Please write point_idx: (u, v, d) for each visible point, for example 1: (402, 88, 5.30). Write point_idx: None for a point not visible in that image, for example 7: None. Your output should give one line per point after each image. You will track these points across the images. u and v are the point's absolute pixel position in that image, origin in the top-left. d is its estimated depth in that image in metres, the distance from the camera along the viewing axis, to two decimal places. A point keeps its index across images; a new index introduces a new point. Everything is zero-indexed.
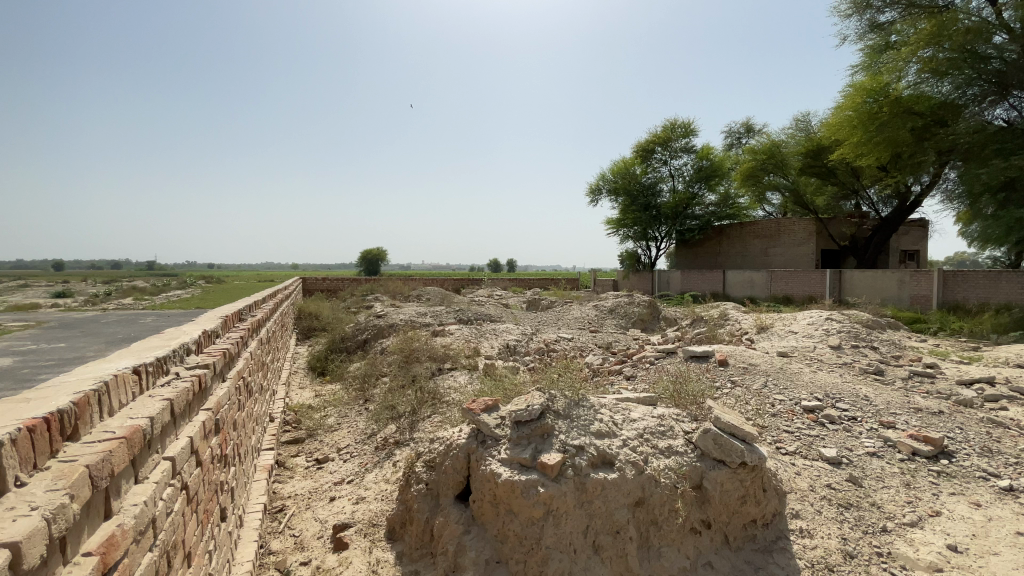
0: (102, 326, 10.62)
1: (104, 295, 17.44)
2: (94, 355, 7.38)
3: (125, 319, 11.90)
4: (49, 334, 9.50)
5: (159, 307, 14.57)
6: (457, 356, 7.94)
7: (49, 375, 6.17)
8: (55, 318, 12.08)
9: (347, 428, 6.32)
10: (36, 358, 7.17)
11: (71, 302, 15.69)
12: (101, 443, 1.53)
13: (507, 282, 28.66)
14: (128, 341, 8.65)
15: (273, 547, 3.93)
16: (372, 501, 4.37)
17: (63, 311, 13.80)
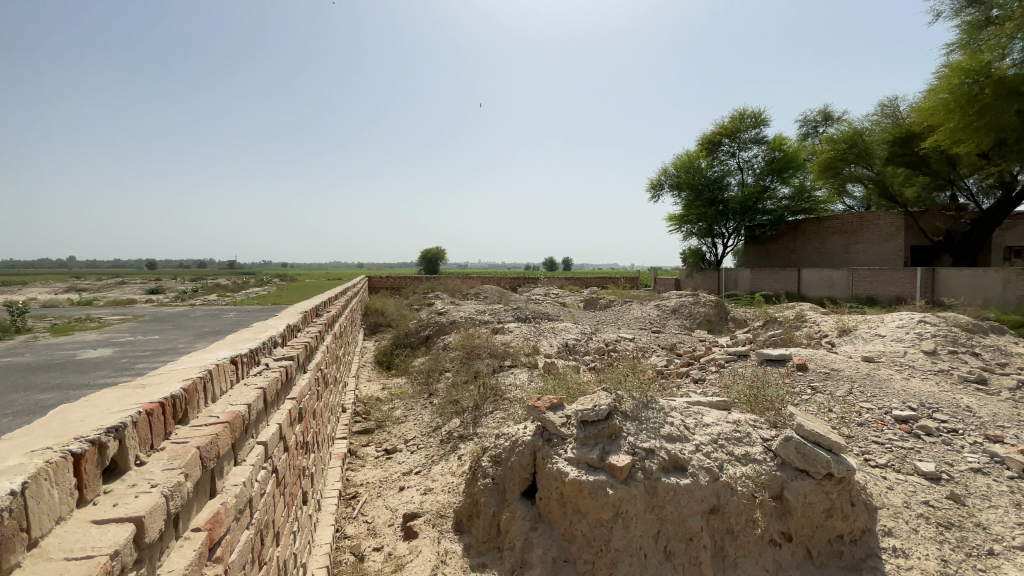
0: (191, 320, 11.60)
1: (193, 293, 19.15)
2: (185, 347, 8.08)
3: (211, 314, 12.96)
4: (146, 327, 10.50)
5: (238, 303, 15.73)
6: (516, 353, 7.97)
7: (150, 364, 6.84)
8: (151, 313, 13.35)
9: (413, 421, 6.52)
10: (138, 349, 7.96)
11: (165, 299, 17.31)
12: (206, 427, 1.66)
13: (566, 281, 28.45)
14: (213, 335, 9.40)
15: (348, 531, 4.13)
16: (440, 493, 4.47)
17: (158, 306, 15.25)
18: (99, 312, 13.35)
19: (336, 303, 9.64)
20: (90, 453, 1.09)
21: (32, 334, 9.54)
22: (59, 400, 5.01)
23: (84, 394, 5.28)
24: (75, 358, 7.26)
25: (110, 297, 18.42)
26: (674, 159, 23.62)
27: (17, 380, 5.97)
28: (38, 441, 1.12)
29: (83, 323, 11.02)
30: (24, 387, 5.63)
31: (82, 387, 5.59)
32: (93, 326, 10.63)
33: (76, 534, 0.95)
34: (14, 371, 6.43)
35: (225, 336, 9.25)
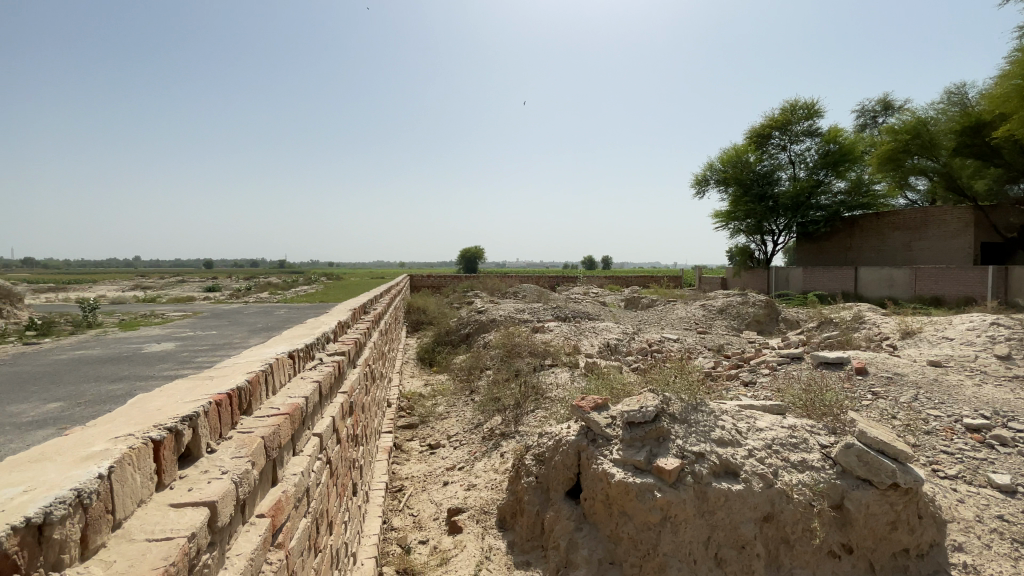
0: (245, 317, 12.20)
1: (246, 291, 20.17)
2: (240, 342, 8.50)
3: (263, 311, 13.57)
4: (205, 323, 11.13)
5: (288, 301, 16.41)
6: (557, 353, 7.93)
7: (209, 358, 7.23)
8: (209, 310, 14.14)
9: (455, 417, 6.59)
10: (198, 344, 8.43)
11: (222, 297, 18.28)
12: (267, 418, 1.73)
13: (607, 279, 28.10)
14: (266, 331, 9.86)
15: (395, 523, 4.23)
16: (483, 489, 4.51)
17: (215, 304, 16.08)
18: (163, 308, 14.26)
19: (379, 301, 9.88)
20: (167, 440, 1.16)
21: (105, 329, 10.29)
22: (129, 391, 5.37)
23: (150, 385, 5.66)
24: (141, 352, 7.77)
25: (172, 295, 19.63)
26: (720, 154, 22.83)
27: (92, 371, 6.46)
28: (123, 427, 1.20)
29: (149, 319, 11.78)
30: (98, 378, 6.08)
31: (148, 379, 5.99)
32: (157, 322, 11.33)
33: (157, 515, 1.01)
34: (89, 363, 6.95)
35: (276, 332, 9.68)
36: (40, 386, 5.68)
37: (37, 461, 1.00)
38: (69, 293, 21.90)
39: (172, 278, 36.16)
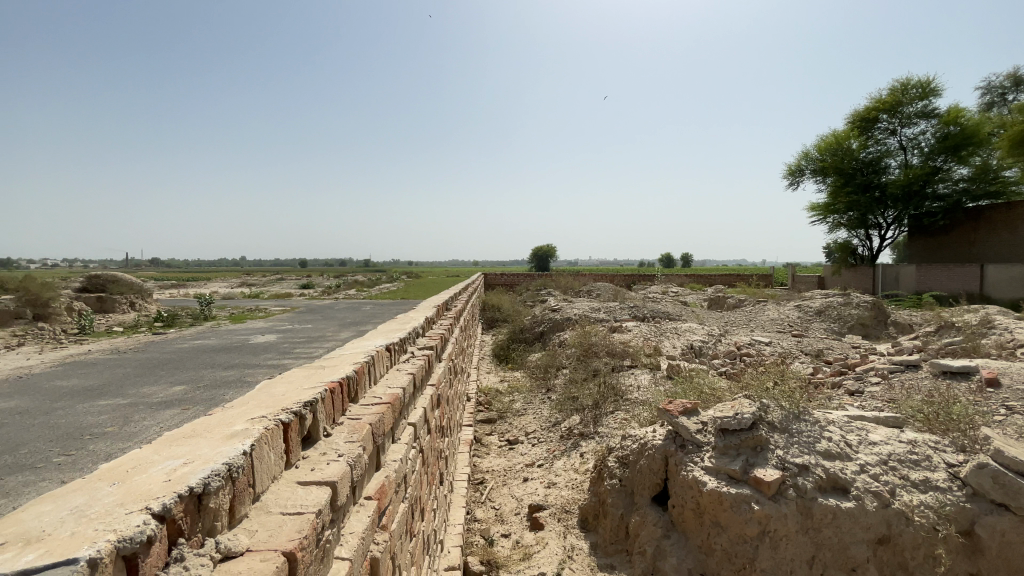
0: (335, 312, 13.09)
1: (336, 288, 21.68)
2: (331, 336, 9.10)
3: (350, 307, 14.45)
4: (300, 317, 12.09)
5: (373, 298, 17.36)
6: (636, 354, 7.72)
7: (305, 350, 7.81)
8: (304, 305, 15.32)
9: (533, 414, 6.62)
10: (295, 336, 9.14)
11: (313, 293, 19.72)
12: (372, 407, 1.84)
13: (688, 279, 26.89)
14: (353, 325, 10.51)
15: (478, 515, 4.33)
16: (563, 488, 4.48)
17: (308, 300, 17.38)
18: (265, 303, 15.68)
19: (457, 297, 10.17)
20: (293, 423, 1.26)
21: (218, 321, 11.50)
22: (240, 379, 5.94)
23: (256, 373, 6.23)
24: (248, 343, 8.59)
25: (272, 292, 21.52)
26: (817, 141, 20.98)
27: (208, 359, 7.24)
28: (255, 410, 1.32)
29: (253, 314, 12.97)
30: (213, 365, 6.81)
31: (253, 367, 6.61)
32: (260, 316, 12.44)
33: (288, 491, 1.10)
34: (205, 351, 7.81)
35: (362, 326, 10.28)
36: (167, 371, 6.46)
37: (190, 438, 1.13)
38: (187, 289, 24.74)
39: (268, 275, 39.60)
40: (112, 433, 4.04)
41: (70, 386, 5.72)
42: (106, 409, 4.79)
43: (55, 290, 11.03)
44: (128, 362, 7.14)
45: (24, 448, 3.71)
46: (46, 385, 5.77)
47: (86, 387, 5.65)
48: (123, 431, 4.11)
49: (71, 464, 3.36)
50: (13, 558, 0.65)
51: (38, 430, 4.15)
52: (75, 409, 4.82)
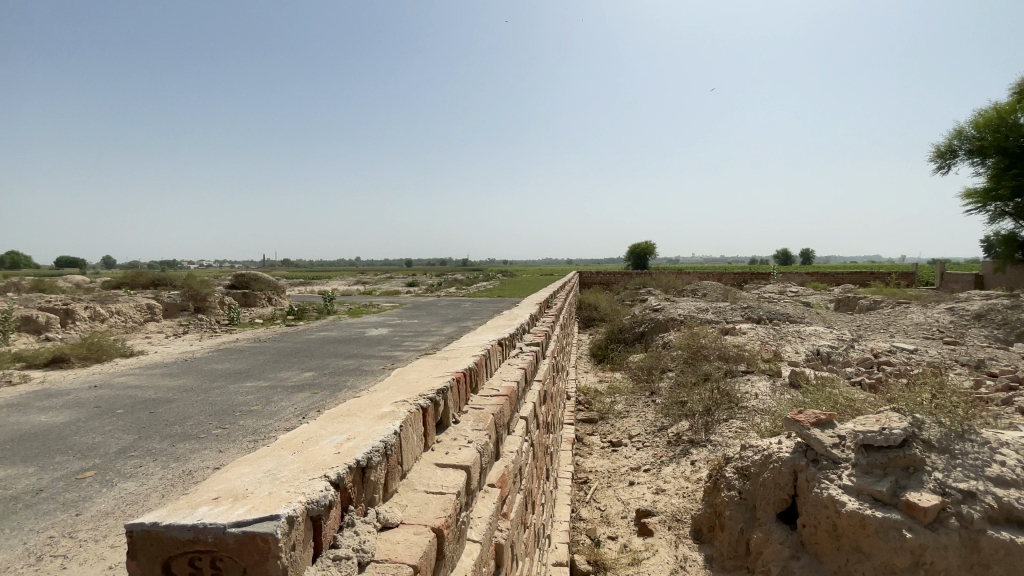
0: (439, 309, 13.74)
1: (438, 286, 22.73)
2: (436, 331, 9.57)
3: (452, 304, 15.08)
4: (407, 313, 12.88)
5: (472, 296, 17.91)
6: (752, 358, 7.16)
7: (413, 343, 8.31)
8: (410, 302, 16.31)
9: (637, 417, 6.39)
10: (404, 330, 9.74)
11: (418, 291, 20.86)
12: (491, 399, 1.91)
13: (809, 278, 24.35)
14: (455, 321, 10.94)
15: (583, 514, 4.30)
16: (673, 496, 4.28)
17: (414, 297, 18.46)
18: (376, 300, 16.88)
19: (556, 295, 10.12)
20: (430, 408, 1.35)
21: (337, 315, 12.64)
22: (357, 368, 6.48)
23: (371, 363, 6.76)
24: (363, 335, 9.35)
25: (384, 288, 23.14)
26: (973, 117, 17.93)
27: (330, 349, 8.00)
28: (396, 394, 1.43)
29: (367, 309, 14.07)
30: (335, 355, 7.51)
31: (369, 358, 7.16)
32: (372, 311, 13.44)
33: (429, 471, 1.18)
34: (328, 342, 8.64)
35: (464, 322, 10.68)
36: (298, 359, 7.25)
37: (344, 418, 1.24)
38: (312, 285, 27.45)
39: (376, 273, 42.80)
40: (257, 411, 4.62)
41: (223, 369, 6.64)
42: (251, 390, 5.49)
43: (211, 286, 12.88)
44: (266, 349, 8.10)
45: (191, 420, 4.37)
46: (205, 368, 6.74)
47: (235, 370, 6.54)
48: (264, 409, 4.69)
49: (226, 437, 3.91)
50: (227, 511, 0.76)
51: (200, 405, 4.88)
52: (227, 388, 5.59)
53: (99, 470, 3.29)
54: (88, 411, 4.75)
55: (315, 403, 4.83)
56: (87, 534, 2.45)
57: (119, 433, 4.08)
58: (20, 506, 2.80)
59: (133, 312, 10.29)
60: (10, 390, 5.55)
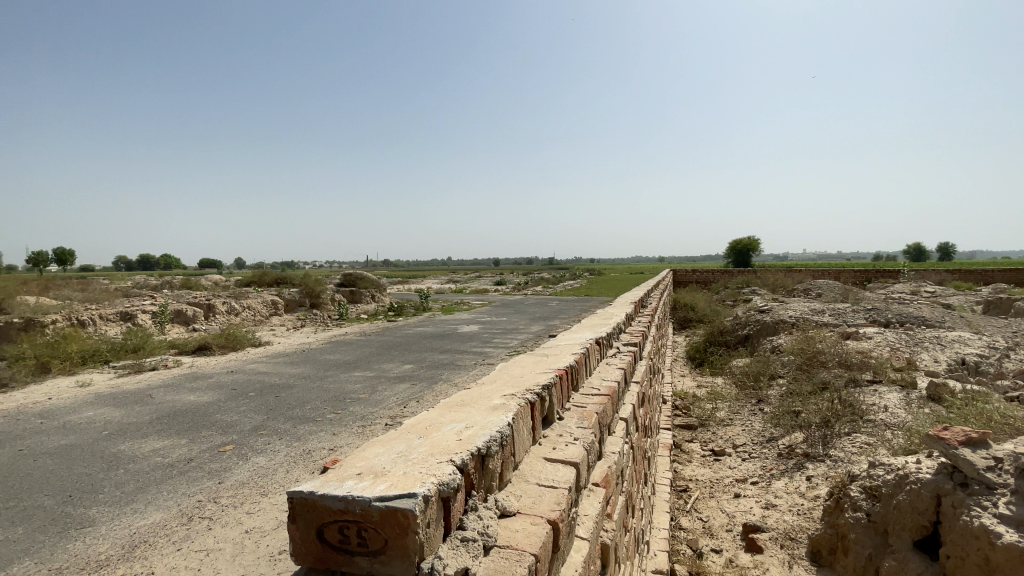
0: (528, 307, 13.91)
1: (526, 285, 23.00)
2: (526, 329, 9.69)
3: (541, 303, 15.18)
4: (498, 311, 13.18)
5: (561, 295, 17.92)
6: (880, 367, 6.39)
7: (504, 341, 8.49)
8: (500, 300, 16.66)
9: (742, 425, 5.97)
10: (495, 328, 9.97)
11: (507, 289, 21.27)
12: (593, 398, 1.90)
13: (950, 276, 21.20)
14: (545, 319, 11.01)
15: (683, 523, 4.12)
16: (786, 512, 3.94)
17: (504, 295, 18.83)
18: (468, 298, 17.47)
19: (651, 295, 9.78)
20: (537, 403, 1.38)
21: (433, 312, 13.26)
22: (453, 362, 6.77)
23: (464, 358, 7.03)
24: (457, 331, 9.73)
25: (471, 288, 23.24)
26: None
27: (427, 343, 8.44)
28: (506, 387, 1.49)
29: (459, 307, 14.61)
30: (431, 349, 7.89)
31: (462, 353, 7.44)
32: (465, 309, 13.92)
33: (539, 464, 1.21)
34: (424, 337, 9.10)
35: (552, 321, 10.71)
36: (398, 352, 7.73)
37: (459, 408, 1.31)
38: (408, 284, 28.97)
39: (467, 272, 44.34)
40: (364, 399, 5.00)
41: (334, 360, 7.27)
42: (359, 379, 5.95)
43: (323, 284, 14.14)
44: (370, 343, 8.74)
45: (310, 405, 4.84)
46: (320, 358, 7.43)
47: (345, 361, 7.13)
48: (370, 397, 5.06)
49: (339, 422, 4.27)
50: (371, 486, 0.83)
51: (317, 391, 5.39)
52: (338, 377, 6.11)
53: (236, 444, 3.77)
54: (226, 393, 5.45)
55: (414, 394, 5.12)
56: (228, 501, 2.81)
57: (250, 413, 4.63)
58: (177, 472, 3.28)
59: (261, 307, 11.61)
60: (167, 372, 6.53)
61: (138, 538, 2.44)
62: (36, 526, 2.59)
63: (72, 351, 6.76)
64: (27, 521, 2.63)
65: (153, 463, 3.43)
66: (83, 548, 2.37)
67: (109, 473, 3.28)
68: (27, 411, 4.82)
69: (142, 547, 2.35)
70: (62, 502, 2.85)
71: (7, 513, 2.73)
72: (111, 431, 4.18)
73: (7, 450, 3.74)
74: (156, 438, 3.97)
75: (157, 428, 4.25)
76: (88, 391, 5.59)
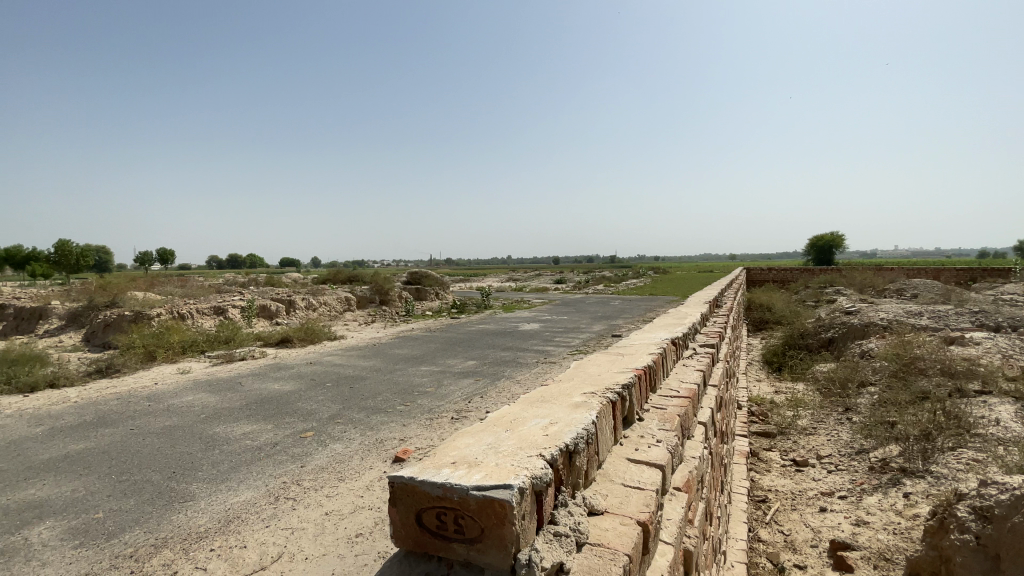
0: (591, 306, 13.74)
1: (588, 284, 22.76)
2: (589, 328, 9.58)
3: (605, 301, 14.94)
4: (560, 309, 13.12)
5: (625, 294, 17.55)
6: (992, 375, 5.70)
7: (568, 339, 8.45)
8: (562, 298, 16.63)
9: (827, 434, 5.56)
10: (558, 326, 9.93)
11: (569, 288, 21.13)
12: (673, 400, 1.85)
13: None
14: (608, 318, 10.84)
15: (762, 536, 3.91)
16: (880, 530, 3.63)
17: (566, 294, 18.78)
18: (531, 296, 17.54)
19: (724, 294, 9.31)
20: (618, 402, 1.36)
21: (495, 310, 13.43)
22: (517, 360, 6.81)
23: (528, 355, 7.06)
24: (519, 329, 9.79)
25: (531, 287, 22.92)
26: None
27: (491, 340, 8.57)
28: (586, 386, 1.48)
29: (523, 305, 14.71)
30: (494, 346, 8.00)
31: (526, 350, 7.47)
32: (527, 307, 14.00)
33: (623, 466, 1.19)
34: (488, 334, 9.24)
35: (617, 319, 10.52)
36: (463, 348, 7.90)
37: (542, 403, 1.32)
38: (472, 282, 29.51)
39: (528, 271, 44.61)
40: (431, 392, 5.15)
41: (403, 354, 7.56)
42: (426, 373, 6.15)
43: (392, 281, 14.74)
44: (436, 338, 9.01)
45: (382, 396, 5.07)
46: (390, 352, 7.75)
47: (412, 355, 7.39)
48: (438, 391, 5.21)
49: (409, 413, 4.44)
50: (467, 474, 0.86)
51: (387, 384, 5.63)
52: (407, 371, 6.34)
53: (316, 431, 4.01)
54: (305, 383, 5.82)
55: (478, 389, 5.21)
56: (310, 484, 3.00)
57: (327, 402, 4.91)
58: (264, 454, 3.55)
59: (336, 303, 12.30)
60: (255, 362, 7.08)
61: (232, 513, 2.66)
62: (146, 498, 2.89)
63: (174, 341, 7.49)
64: (139, 493, 2.95)
65: (244, 446, 3.73)
66: (185, 520, 2.62)
67: (206, 453, 3.61)
68: (138, 394, 5.40)
69: (236, 522, 2.56)
70: (167, 477, 3.16)
71: (122, 486, 3.07)
72: (208, 414, 4.59)
73: (123, 428, 4.21)
74: (246, 422, 4.32)
75: (247, 413, 4.62)
76: (188, 378, 6.18)
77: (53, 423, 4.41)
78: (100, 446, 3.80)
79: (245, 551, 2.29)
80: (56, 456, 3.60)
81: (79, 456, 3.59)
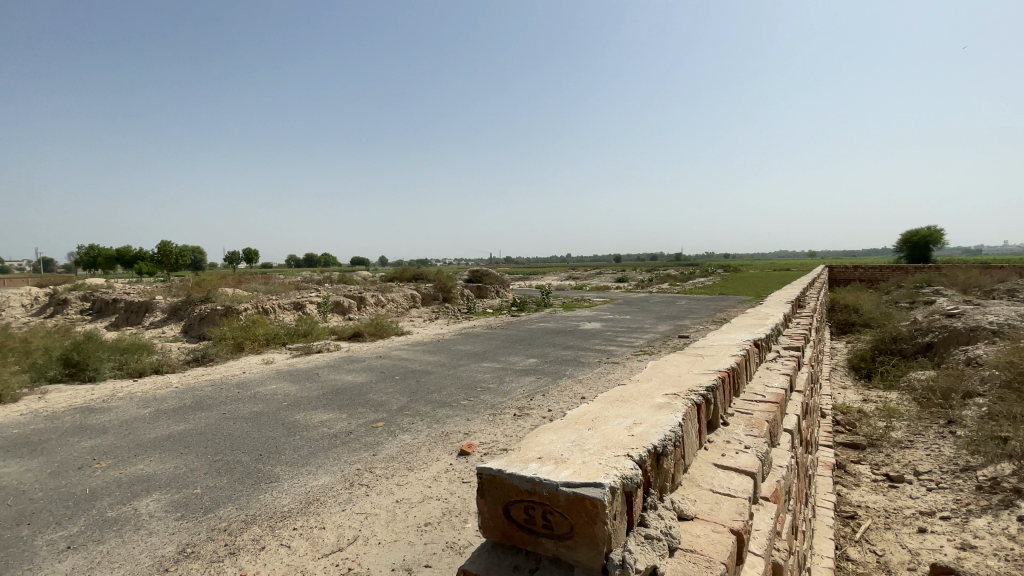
0: (656, 305, 13.33)
1: (652, 283, 22.10)
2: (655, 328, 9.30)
3: (672, 301, 14.44)
4: (624, 309, 12.83)
5: (693, 293, 16.83)
6: None
7: (632, 339, 8.26)
8: (626, 298, 16.22)
9: (925, 449, 5.06)
10: (622, 326, 9.73)
11: (633, 287, 20.62)
12: (759, 405, 1.75)
13: None
14: (674, 318, 10.48)
15: (850, 554, 3.63)
16: (989, 556, 3.25)
17: (630, 293, 18.32)
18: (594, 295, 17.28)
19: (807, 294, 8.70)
20: (702, 405, 1.31)
21: (557, 308, 13.38)
22: (581, 359, 6.75)
23: (591, 355, 6.98)
24: (581, 328, 9.71)
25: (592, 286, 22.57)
26: None
27: (553, 339, 8.55)
28: (668, 387, 1.43)
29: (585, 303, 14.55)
30: (557, 344, 7.95)
31: (588, 349, 7.38)
32: (589, 305, 13.83)
33: (710, 471, 1.14)
34: (550, 332, 9.22)
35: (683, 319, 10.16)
36: (525, 346, 7.92)
37: (623, 403, 1.29)
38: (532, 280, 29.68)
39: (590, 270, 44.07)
40: (494, 388, 5.22)
41: (466, 350, 7.73)
42: (488, 370, 6.24)
43: (455, 279, 15.11)
44: (499, 336, 9.12)
45: (447, 390, 5.21)
46: (454, 348, 7.94)
47: (475, 352, 7.53)
48: (500, 388, 5.27)
49: (473, 408, 4.53)
50: (555, 470, 0.86)
51: (451, 379, 5.77)
52: (470, 367, 6.47)
53: (386, 422, 4.18)
54: (375, 375, 6.10)
55: (540, 387, 5.22)
56: (382, 472, 3.13)
57: (395, 395, 5.12)
58: (340, 441, 3.75)
59: (403, 300, 12.77)
60: (330, 355, 7.52)
61: (312, 496, 2.84)
62: (238, 477, 3.15)
63: (259, 334, 8.11)
64: (230, 472, 3.21)
65: (322, 433, 3.97)
66: (271, 499, 2.82)
67: (288, 438, 3.87)
68: (229, 381, 5.90)
69: (315, 504, 2.73)
70: (255, 459, 3.42)
71: (217, 465, 3.36)
72: (290, 402, 4.93)
73: (217, 412, 4.62)
74: (323, 411, 4.60)
75: (323, 402, 4.91)
76: (271, 367, 6.67)
77: (158, 405, 4.92)
78: (198, 427, 4.18)
79: (324, 532, 2.43)
80: (161, 435, 4.00)
81: (180, 437, 3.97)
